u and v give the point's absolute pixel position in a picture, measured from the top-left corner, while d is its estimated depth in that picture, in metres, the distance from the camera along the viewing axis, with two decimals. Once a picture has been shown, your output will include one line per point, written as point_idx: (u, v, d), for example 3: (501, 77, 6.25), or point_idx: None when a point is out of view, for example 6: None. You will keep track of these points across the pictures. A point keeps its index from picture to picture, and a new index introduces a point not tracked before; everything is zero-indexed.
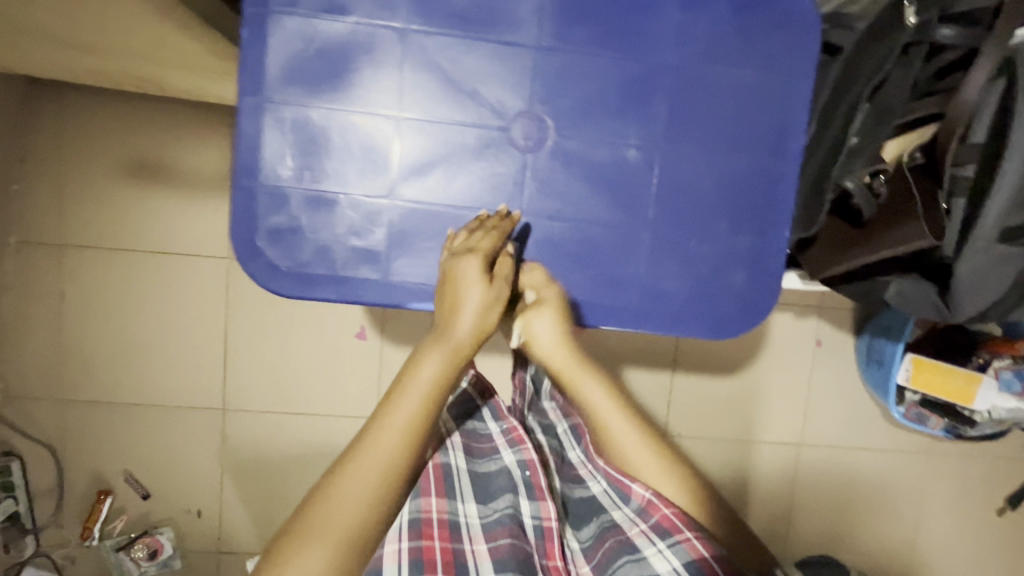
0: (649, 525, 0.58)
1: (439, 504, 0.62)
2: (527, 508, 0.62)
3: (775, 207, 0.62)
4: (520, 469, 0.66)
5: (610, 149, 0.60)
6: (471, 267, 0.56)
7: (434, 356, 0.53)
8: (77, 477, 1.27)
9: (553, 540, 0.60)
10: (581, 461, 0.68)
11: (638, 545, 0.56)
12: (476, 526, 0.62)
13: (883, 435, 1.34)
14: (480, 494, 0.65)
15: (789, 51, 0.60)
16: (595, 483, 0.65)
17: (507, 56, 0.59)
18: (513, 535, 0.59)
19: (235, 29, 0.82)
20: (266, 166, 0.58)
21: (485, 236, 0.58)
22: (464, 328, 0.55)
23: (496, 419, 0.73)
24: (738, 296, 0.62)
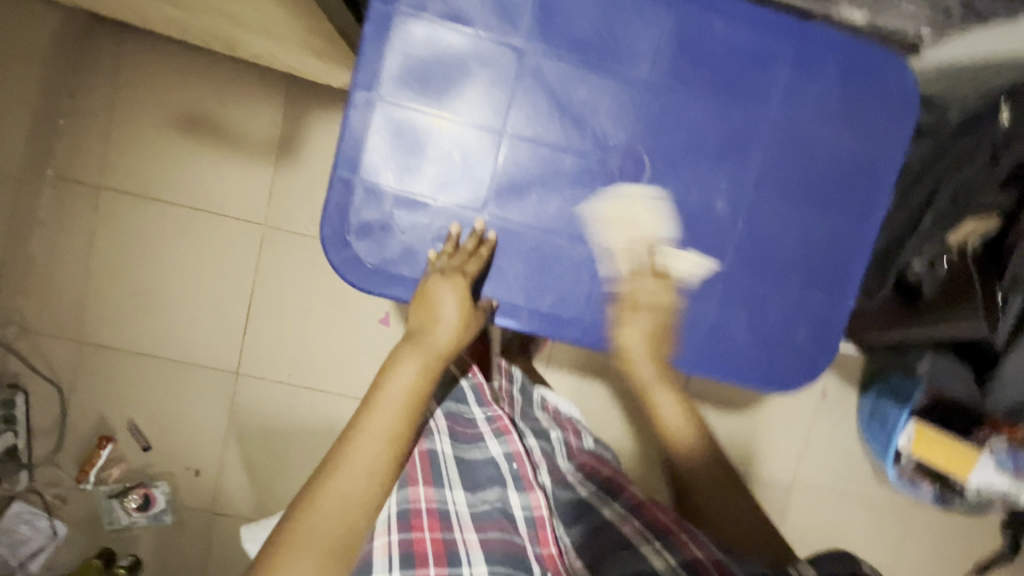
0: (643, 524, 0.61)
1: (426, 492, 0.62)
2: (517, 500, 0.64)
3: (840, 274, 0.65)
4: (507, 461, 0.67)
5: (700, 197, 0.62)
6: (454, 289, 0.58)
7: (413, 366, 0.59)
8: (81, 420, 1.27)
9: (547, 529, 0.61)
10: (569, 471, 0.73)
11: (634, 541, 0.58)
12: (465, 515, 0.62)
13: (871, 491, 1.39)
14: (466, 482, 0.66)
15: (878, 132, 0.63)
16: (581, 488, 0.69)
17: (619, 91, 0.60)
18: (501, 529, 0.61)
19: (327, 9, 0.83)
20: (368, 162, 0.59)
21: (468, 262, 0.59)
22: (441, 338, 0.60)
23: (480, 404, 0.73)
24: (797, 355, 0.65)
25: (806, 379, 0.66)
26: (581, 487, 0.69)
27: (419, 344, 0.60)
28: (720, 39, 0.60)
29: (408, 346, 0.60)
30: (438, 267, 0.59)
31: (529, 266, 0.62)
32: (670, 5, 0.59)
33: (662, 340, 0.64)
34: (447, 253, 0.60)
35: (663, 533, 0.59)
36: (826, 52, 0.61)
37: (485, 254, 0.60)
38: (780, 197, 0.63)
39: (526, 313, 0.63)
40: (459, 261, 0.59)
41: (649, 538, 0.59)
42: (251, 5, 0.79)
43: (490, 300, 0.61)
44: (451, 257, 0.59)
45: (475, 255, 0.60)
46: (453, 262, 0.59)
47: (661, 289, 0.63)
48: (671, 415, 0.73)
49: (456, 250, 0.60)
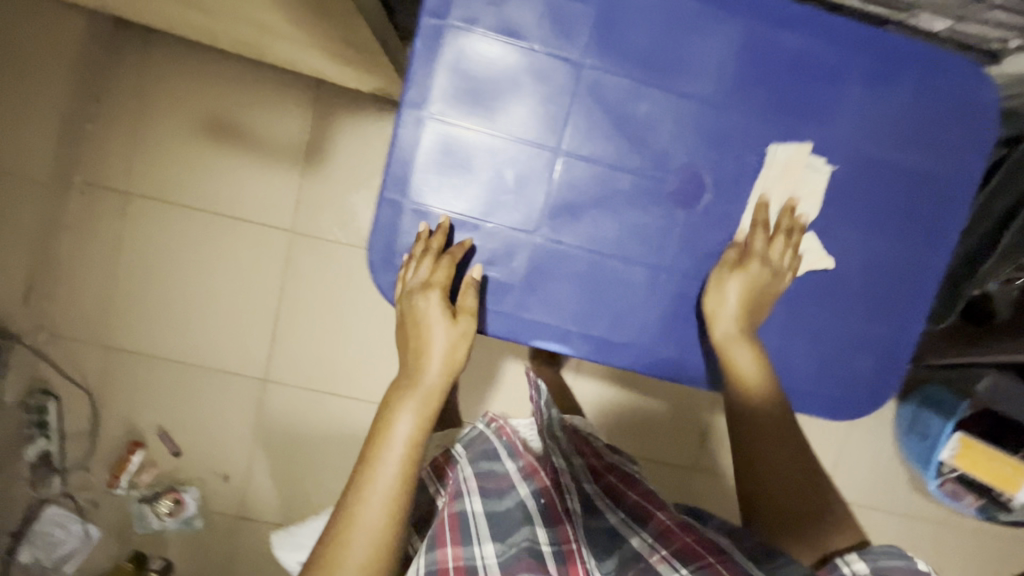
0: (671, 551, 0.55)
1: (454, 552, 0.59)
2: (545, 535, 0.62)
3: (909, 298, 0.62)
4: (535, 499, 0.66)
5: (764, 219, 0.59)
6: (433, 303, 0.55)
7: (409, 415, 0.55)
8: (112, 425, 1.27)
9: (577, 564, 0.59)
10: (597, 494, 0.68)
11: (661, 572, 0.54)
12: (495, 567, 0.58)
13: (909, 503, 1.35)
14: (496, 532, 0.62)
15: (953, 149, 0.60)
16: (611, 514, 0.65)
17: (681, 108, 0.57)
18: (531, 571, 0.57)
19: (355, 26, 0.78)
20: (416, 183, 0.57)
21: (436, 267, 0.56)
22: (434, 372, 0.57)
23: (511, 456, 0.73)
24: (860, 384, 0.62)
25: (870, 407, 0.63)
26: (609, 513, 0.65)
27: (412, 383, 0.56)
28: (788, 52, 0.57)
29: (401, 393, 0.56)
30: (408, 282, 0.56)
31: (580, 291, 0.59)
32: (735, 16, 0.56)
33: (751, 303, 0.57)
34: (414, 259, 0.56)
35: (690, 559, 0.54)
36: (901, 64, 0.57)
37: (457, 252, 0.57)
38: (847, 217, 0.60)
39: (578, 339, 0.60)
40: (428, 267, 0.56)
41: (676, 568, 0.53)
42: (284, 12, 0.76)
43: (478, 265, 0.57)
44: (421, 263, 0.56)
45: (443, 254, 0.56)
46: (421, 274, 0.56)
47: (784, 235, 0.58)
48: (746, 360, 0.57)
49: (424, 253, 0.56)
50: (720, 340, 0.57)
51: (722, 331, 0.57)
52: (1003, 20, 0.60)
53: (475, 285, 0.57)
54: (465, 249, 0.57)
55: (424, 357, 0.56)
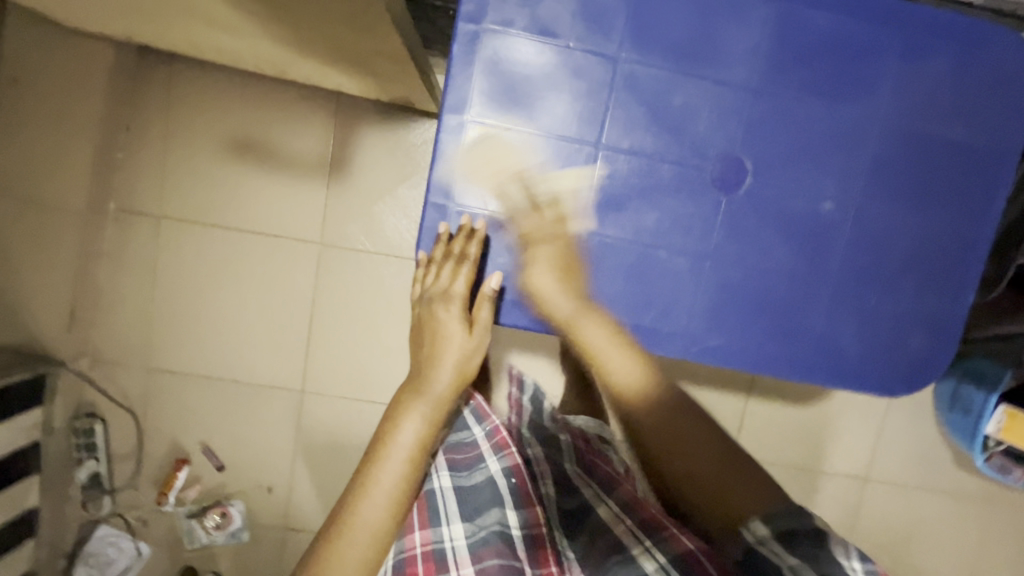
0: (635, 521, 0.56)
1: (422, 536, 0.58)
2: (516, 519, 0.59)
3: (958, 270, 0.61)
4: (505, 476, 0.62)
5: (806, 200, 0.60)
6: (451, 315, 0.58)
7: (413, 422, 0.56)
8: (157, 444, 1.30)
9: (546, 547, 0.58)
10: (577, 474, 0.67)
11: (626, 544, 0.54)
12: (462, 549, 0.57)
13: (954, 480, 1.33)
14: (465, 511, 0.61)
15: (997, 118, 0.59)
16: (586, 489, 0.64)
17: (717, 96, 0.57)
18: (501, 555, 0.55)
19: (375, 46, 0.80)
20: (459, 186, 0.58)
21: (456, 273, 0.57)
22: (442, 380, 0.57)
23: (480, 422, 0.68)
24: (913, 359, 0.62)
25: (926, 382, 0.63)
26: (584, 488, 0.64)
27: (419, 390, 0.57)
28: (822, 31, 0.57)
29: (407, 394, 0.57)
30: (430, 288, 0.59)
31: (627, 283, 0.60)
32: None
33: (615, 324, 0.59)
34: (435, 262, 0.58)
35: (654, 528, 0.54)
36: (937, 35, 0.57)
37: (475, 251, 0.57)
38: (890, 192, 0.60)
39: (628, 331, 0.60)
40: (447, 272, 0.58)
41: (640, 537, 0.54)
42: (311, 31, 0.78)
43: (497, 273, 0.57)
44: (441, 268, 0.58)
45: (464, 258, 0.57)
46: (438, 285, 0.59)
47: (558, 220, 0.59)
48: (601, 345, 0.58)
49: (445, 256, 0.58)
50: (562, 322, 0.58)
51: (558, 310, 0.58)
52: None
53: (490, 298, 0.58)
54: (481, 250, 0.58)
55: (433, 361, 0.58)
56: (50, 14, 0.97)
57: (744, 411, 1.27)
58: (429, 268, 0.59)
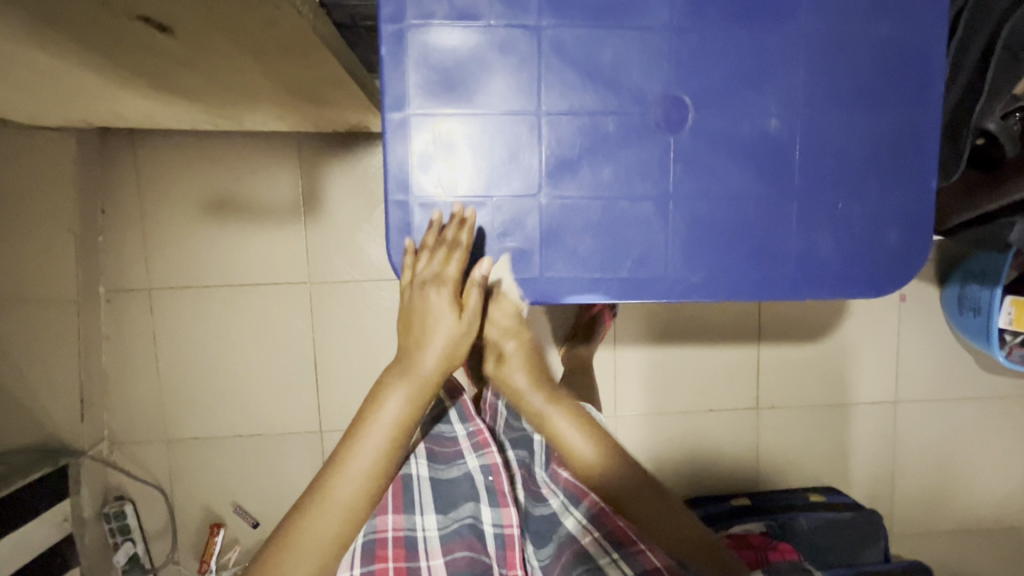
0: (603, 534, 0.68)
1: (394, 520, 0.66)
2: (489, 516, 0.70)
3: (916, 160, 0.62)
4: (483, 474, 0.73)
5: (753, 122, 0.61)
6: (443, 299, 0.59)
7: (397, 397, 0.60)
8: (190, 512, 1.30)
9: (514, 550, 0.68)
10: (545, 481, 0.77)
11: (594, 555, 0.66)
12: (433, 540, 0.67)
13: (981, 384, 1.31)
14: (440, 505, 0.71)
15: (920, 3, 0.61)
16: (554, 499, 0.75)
17: (644, 43, 0.59)
18: (469, 549, 0.66)
19: (317, 82, 0.83)
20: (416, 180, 0.59)
21: (448, 261, 0.58)
22: (428, 363, 0.61)
23: (463, 421, 0.78)
24: (894, 254, 0.63)
25: (910, 276, 0.64)
26: (552, 496, 0.75)
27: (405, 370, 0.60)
28: None
29: (396, 375, 0.61)
30: (424, 273, 0.58)
31: (599, 240, 0.61)
32: None
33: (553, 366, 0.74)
34: (426, 249, 0.59)
35: (622, 545, 0.66)
36: None
37: (467, 238, 0.58)
38: (832, 99, 0.61)
39: (608, 284, 0.61)
40: (441, 259, 0.58)
41: (607, 550, 0.66)
42: (255, 77, 0.80)
43: (489, 260, 0.59)
44: (433, 256, 0.59)
45: (456, 245, 0.58)
46: (432, 267, 0.58)
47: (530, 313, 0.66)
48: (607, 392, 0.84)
49: (437, 244, 0.59)
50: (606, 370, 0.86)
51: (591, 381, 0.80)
52: None
53: (477, 286, 0.60)
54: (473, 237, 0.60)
55: (421, 346, 0.60)
56: (6, 115, 1.01)
57: (759, 359, 1.25)
58: (419, 256, 0.59)
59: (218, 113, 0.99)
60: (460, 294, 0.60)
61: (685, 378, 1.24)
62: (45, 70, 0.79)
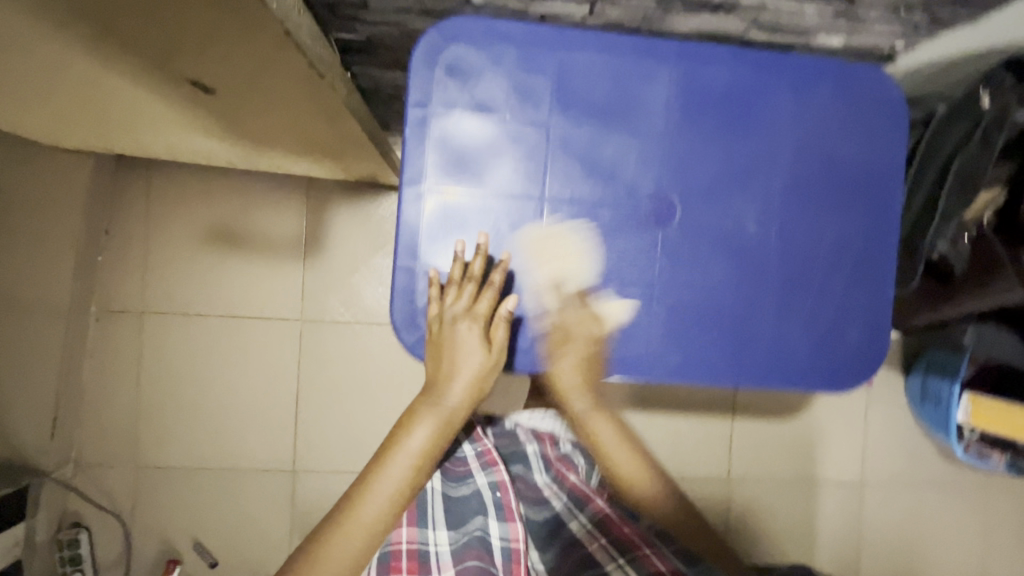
0: (608, 539, 0.69)
1: (409, 533, 0.67)
2: (497, 530, 0.68)
3: (876, 269, 0.69)
4: (491, 490, 0.73)
5: (734, 223, 0.67)
6: (473, 335, 0.60)
7: (427, 425, 0.59)
8: (145, 547, 1.26)
9: (520, 562, 0.65)
10: (547, 483, 0.82)
11: (599, 559, 0.66)
12: (445, 554, 0.66)
13: (941, 473, 1.36)
14: (451, 521, 0.71)
15: (883, 132, 0.69)
16: (558, 500, 0.78)
17: (641, 144, 0.66)
18: (479, 557, 0.64)
19: (340, 140, 0.89)
20: (424, 249, 0.64)
21: (478, 298, 0.61)
22: (454, 396, 0.60)
23: (470, 441, 0.81)
24: (855, 351, 0.69)
25: (872, 371, 0.69)
26: (555, 500, 0.78)
27: (434, 398, 0.60)
28: (719, 82, 0.66)
29: (421, 407, 0.60)
30: (454, 307, 0.61)
31: (589, 314, 0.66)
32: (670, 61, 0.65)
33: (589, 371, 0.67)
34: (455, 283, 0.61)
35: (627, 548, 0.67)
36: (819, 69, 0.68)
37: (498, 278, 0.62)
38: (804, 207, 0.68)
39: (592, 360, 0.66)
40: (470, 296, 0.61)
41: (613, 555, 0.66)
42: (281, 130, 0.86)
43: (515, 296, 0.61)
44: (461, 291, 0.61)
45: (489, 284, 0.62)
46: (461, 303, 0.61)
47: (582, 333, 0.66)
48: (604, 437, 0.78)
49: (464, 278, 0.62)
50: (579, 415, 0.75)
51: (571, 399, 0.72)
52: (887, 28, 0.63)
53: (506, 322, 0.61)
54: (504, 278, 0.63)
55: (452, 378, 0.60)
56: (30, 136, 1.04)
57: (732, 432, 1.29)
58: (447, 290, 0.61)
59: (237, 153, 1.04)
60: (490, 331, 0.61)
61: (662, 441, 1.27)
62: (80, 102, 0.83)
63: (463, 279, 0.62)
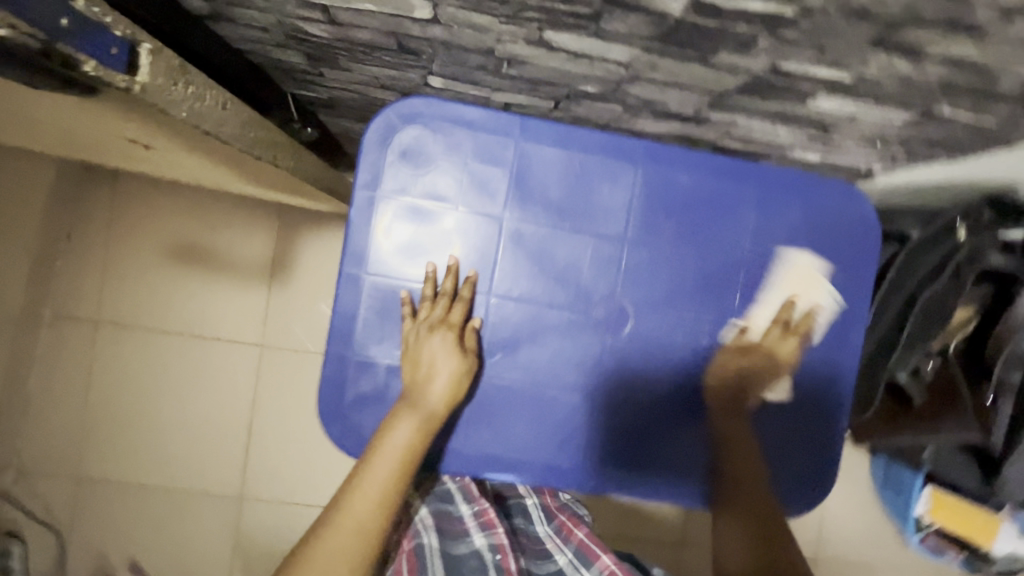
0: None
1: None
2: None
3: (829, 394, 0.67)
4: (491, 554, 0.57)
5: (688, 335, 0.65)
6: (446, 343, 0.59)
7: (406, 424, 0.55)
8: (77, 561, 1.22)
9: None
10: (547, 535, 0.63)
11: None
12: None
13: (901, 561, 1.33)
14: None
15: (854, 254, 0.66)
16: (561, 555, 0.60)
17: (597, 246, 0.63)
18: None
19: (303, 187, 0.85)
20: (359, 338, 0.61)
21: (450, 308, 0.60)
22: (435, 396, 0.57)
23: (467, 499, 0.62)
24: (798, 477, 0.67)
25: (814, 498, 0.67)
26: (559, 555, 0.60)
27: (410, 403, 0.57)
28: (686, 189, 0.63)
29: (400, 409, 0.57)
30: (426, 320, 0.59)
31: (527, 417, 0.63)
32: (636, 162, 0.62)
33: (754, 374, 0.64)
34: (428, 298, 0.60)
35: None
36: (790, 185, 0.65)
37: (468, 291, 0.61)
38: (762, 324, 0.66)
39: (523, 468, 0.63)
40: (443, 307, 0.60)
41: None
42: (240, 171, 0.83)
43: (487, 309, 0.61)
44: (435, 305, 0.60)
45: (459, 297, 0.61)
46: (436, 313, 0.60)
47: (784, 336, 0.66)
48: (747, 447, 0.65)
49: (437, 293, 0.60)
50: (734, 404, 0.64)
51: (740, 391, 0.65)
52: (865, 154, 0.60)
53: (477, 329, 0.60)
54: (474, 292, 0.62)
55: (428, 381, 0.58)
56: None
57: None
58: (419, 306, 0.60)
59: (202, 179, 1.00)
60: (461, 339, 0.60)
61: None
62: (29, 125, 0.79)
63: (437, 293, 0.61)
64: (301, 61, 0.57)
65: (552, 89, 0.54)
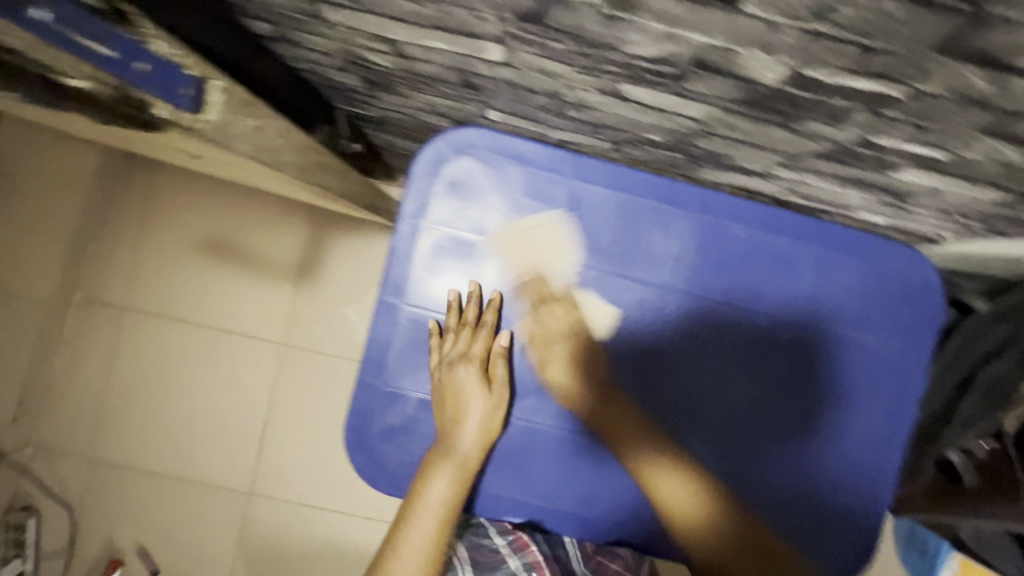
0: None
1: None
2: None
3: (876, 466, 0.63)
4: None
5: (728, 391, 0.62)
6: (471, 377, 0.58)
7: (442, 477, 0.56)
8: (86, 545, 1.21)
9: None
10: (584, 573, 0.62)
11: None
12: None
13: None
14: None
15: (911, 323, 0.63)
16: None
17: (644, 294, 0.60)
18: None
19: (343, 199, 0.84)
20: (391, 369, 0.60)
21: (474, 339, 0.59)
22: (466, 440, 0.57)
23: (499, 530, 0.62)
24: (840, 551, 0.62)
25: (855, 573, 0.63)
26: None
27: (443, 451, 0.57)
28: (742, 241, 0.61)
29: (434, 459, 0.57)
30: (450, 353, 0.59)
31: (556, 464, 0.61)
32: (691, 210, 0.60)
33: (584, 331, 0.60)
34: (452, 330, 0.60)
35: None
36: (851, 246, 0.62)
37: (491, 318, 0.60)
38: (810, 386, 0.62)
39: (548, 514, 0.61)
40: (466, 338, 0.59)
41: None
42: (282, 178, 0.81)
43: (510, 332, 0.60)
44: (459, 337, 0.59)
45: (481, 324, 0.60)
46: (459, 346, 0.59)
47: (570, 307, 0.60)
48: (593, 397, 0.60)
49: (462, 323, 0.59)
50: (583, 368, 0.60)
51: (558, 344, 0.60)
52: (938, 223, 0.57)
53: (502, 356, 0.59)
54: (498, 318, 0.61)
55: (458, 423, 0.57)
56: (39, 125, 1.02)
57: None
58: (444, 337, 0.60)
59: (241, 177, 0.99)
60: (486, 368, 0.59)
61: None
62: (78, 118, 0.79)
63: (459, 323, 0.59)
64: (358, 84, 0.56)
65: (615, 133, 0.52)
